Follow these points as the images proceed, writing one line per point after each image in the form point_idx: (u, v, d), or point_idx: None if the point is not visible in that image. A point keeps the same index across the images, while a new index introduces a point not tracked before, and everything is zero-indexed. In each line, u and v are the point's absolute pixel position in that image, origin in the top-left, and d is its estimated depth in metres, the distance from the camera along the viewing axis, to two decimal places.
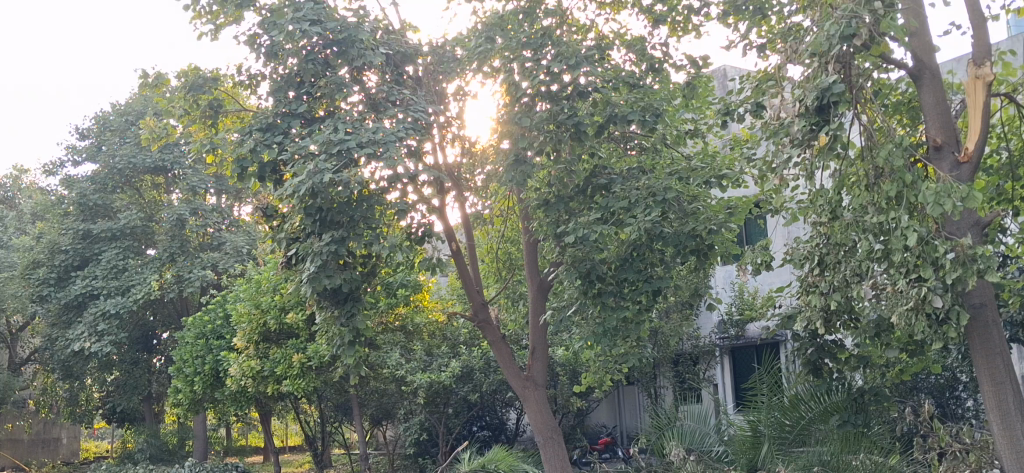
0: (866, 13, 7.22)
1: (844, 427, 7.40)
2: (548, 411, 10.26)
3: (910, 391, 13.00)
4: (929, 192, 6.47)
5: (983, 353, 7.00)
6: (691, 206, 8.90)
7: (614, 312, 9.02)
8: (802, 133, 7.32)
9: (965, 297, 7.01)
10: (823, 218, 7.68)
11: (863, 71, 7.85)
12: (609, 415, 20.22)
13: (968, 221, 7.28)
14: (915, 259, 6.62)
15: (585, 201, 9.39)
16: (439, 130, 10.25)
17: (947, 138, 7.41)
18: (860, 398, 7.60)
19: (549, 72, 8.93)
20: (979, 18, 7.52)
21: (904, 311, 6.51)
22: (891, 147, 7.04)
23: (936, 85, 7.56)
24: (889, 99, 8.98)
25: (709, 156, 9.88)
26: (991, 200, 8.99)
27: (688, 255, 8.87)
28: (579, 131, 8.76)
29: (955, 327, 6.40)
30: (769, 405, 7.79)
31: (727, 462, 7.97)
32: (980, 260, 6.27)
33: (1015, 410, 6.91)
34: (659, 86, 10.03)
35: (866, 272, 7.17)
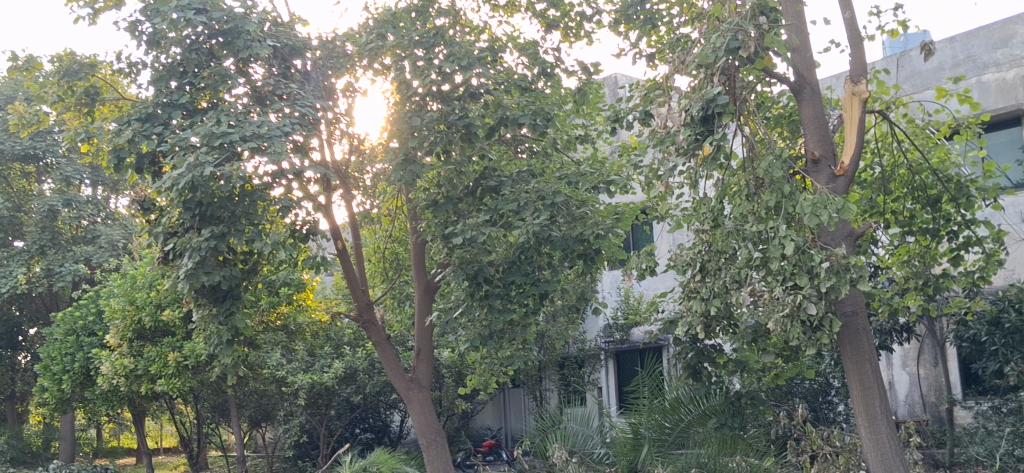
0: (751, 28, 7.44)
1: (721, 429, 7.55)
2: (432, 413, 10.21)
3: (785, 396, 13.41)
4: (806, 204, 6.69)
5: (853, 359, 7.27)
6: (579, 211, 8.97)
7: (500, 314, 9.02)
8: (686, 141, 7.49)
9: (838, 305, 7.27)
10: (705, 226, 7.88)
11: (748, 85, 8.08)
12: (494, 417, 20.26)
13: (842, 233, 7.58)
14: (791, 268, 6.85)
15: (474, 203, 9.32)
16: (328, 126, 10.07)
17: (824, 151, 7.68)
18: (737, 401, 7.77)
19: (441, 73, 8.96)
20: (857, 36, 7.82)
21: (780, 318, 6.64)
22: (770, 159, 7.35)
23: (815, 99, 7.82)
24: (771, 112, 9.27)
25: (598, 162, 10.00)
26: (864, 211, 9.39)
27: (575, 259, 8.95)
28: (471, 133, 8.84)
29: (828, 333, 6.63)
30: (649, 408, 7.93)
31: (608, 464, 8.04)
32: (853, 269, 6.55)
33: (881, 415, 7.20)
34: (550, 91, 10.11)
35: (744, 279, 7.35)
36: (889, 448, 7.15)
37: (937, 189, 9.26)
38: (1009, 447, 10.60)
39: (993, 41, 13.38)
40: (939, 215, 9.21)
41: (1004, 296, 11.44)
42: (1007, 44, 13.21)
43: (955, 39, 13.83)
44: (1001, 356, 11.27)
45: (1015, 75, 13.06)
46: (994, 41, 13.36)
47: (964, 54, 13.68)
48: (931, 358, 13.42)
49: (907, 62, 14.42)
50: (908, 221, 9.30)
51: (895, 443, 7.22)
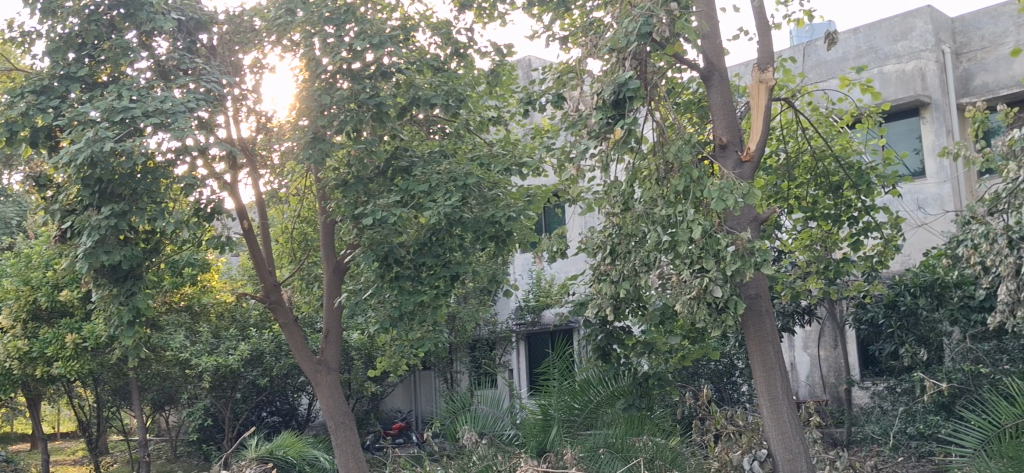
0: (662, 13, 7.54)
1: (628, 410, 7.82)
2: (341, 395, 10.12)
3: (691, 377, 13.67)
4: (714, 189, 6.81)
5: (757, 341, 7.44)
6: (491, 193, 8.97)
7: (410, 296, 8.92)
8: (598, 125, 7.54)
9: (742, 288, 7.43)
10: (615, 210, 7.96)
11: (659, 70, 8.18)
12: (404, 399, 20.21)
13: (747, 217, 7.74)
14: (698, 252, 6.95)
15: (385, 184, 9.22)
16: (234, 102, 9.83)
17: (732, 137, 7.80)
18: (645, 382, 8.10)
19: (351, 51, 8.87)
20: (764, 26, 7.96)
21: (686, 300, 6.72)
22: (680, 143, 7.44)
23: (723, 86, 7.93)
24: (681, 98, 9.38)
25: (510, 144, 10.00)
26: (768, 197, 9.72)
27: (487, 241, 8.95)
28: (382, 112, 8.79)
29: (733, 315, 6.78)
30: (559, 390, 7.84)
31: (517, 445, 7.96)
32: (757, 254, 6.76)
33: (782, 394, 7.41)
34: (463, 71, 10.07)
35: (653, 262, 7.44)
36: (789, 427, 7.35)
37: (839, 176, 9.51)
38: (902, 425, 11.05)
39: (893, 33, 13.81)
40: (841, 201, 9.47)
41: (900, 280, 11.71)
42: (906, 36, 13.64)
43: (858, 31, 14.23)
44: (897, 338, 11.73)
45: (914, 68, 13.53)
46: (894, 33, 13.79)
47: (867, 46, 14.09)
48: (831, 341, 13.83)
49: (812, 52, 14.80)
50: (811, 207, 9.59)
51: (795, 423, 7.43)
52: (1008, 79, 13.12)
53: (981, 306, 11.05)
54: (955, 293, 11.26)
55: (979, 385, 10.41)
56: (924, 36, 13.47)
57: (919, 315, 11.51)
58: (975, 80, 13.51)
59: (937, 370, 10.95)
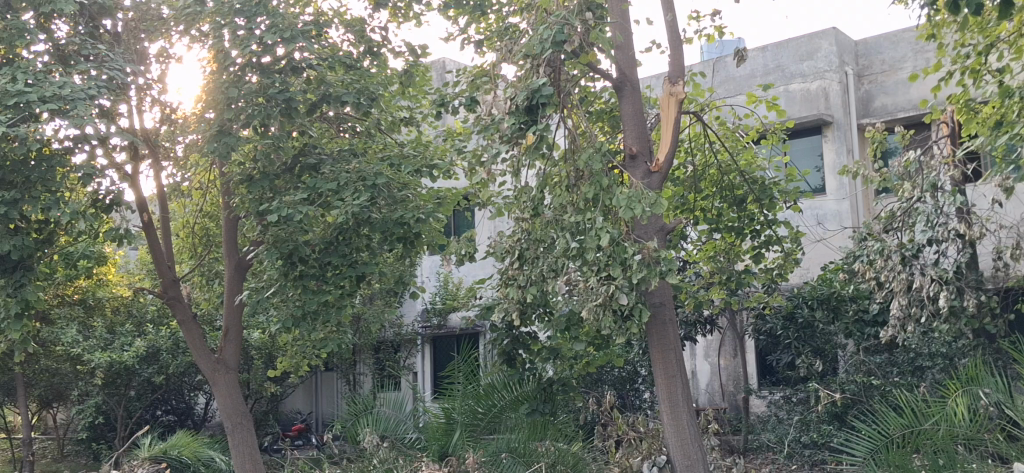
0: (577, 22, 7.64)
1: (532, 415, 7.72)
2: (239, 395, 9.90)
3: (594, 383, 13.75)
4: (623, 197, 6.93)
5: (659, 349, 7.54)
6: (401, 194, 8.88)
7: (314, 295, 8.85)
8: (511, 129, 7.58)
9: (648, 297, 7.52)
10: (524, 215, 7.98)
11: (571, 78, 8.25)
12: (304, 400, 19.92)
13: (654, 227, 7.83)
14: (606, 259, 7.02)
15: (291, 180, 9.11)
16: (138, 92, 9.54)
17: (641, 148, 7.93)
18: (549, 387, 7.99)
19: (261, 44, 8.72)
20: (676, 39, 8.10)
21: (592, 307, 6.85)
22: (591, 151, 7.50)
23: (635, 98, 8.05)
24: (593, 107, 9.40)
25: (421, 145, 9.96)
26: (675, 208, 9.87)
27: (395, 242, 8.88)
28: (291, 108, 8.63)
29: (637, 323, 6.87)
30: (463, 393, 7.92)
31: (419, 448, 7.97)
32: (663, 262, 6.80)
33: (683, 402, 7.53)
34: (376, 70, 9.98)
35: (561, 268, 7.50)
36: (689, 434, 7.48)
37: (743, 190, 9.72)
38: (796, 434, 11.30)
39: (800, 53, 14.22)
40: (744, 215, 9.69)
41: (798, 292, 12.02)
42: (812, 56, 14.08)
43: (767, 49, 14.61)
44: (794, 349, 11.95)
45: (818, 87, 13.95)
46: (801, 52, 14.20)
47: (774, 64, 14.49)
48: (731, 349, 14.13)
49: (722, 68, 15.13)
50: (716, 219, 9.80)
51: (694, 429, 7.56)
52: (906, 103, 13.58)
53: (874, 320, 11.52)
54: (850, 306, 11.68)
55: (871, 396, 10.81)
56: (828, 57, 13.91)
57: (816, 327, 11.81)
58: (875, 102, 13.96)
59: (832, 381, 11.27)
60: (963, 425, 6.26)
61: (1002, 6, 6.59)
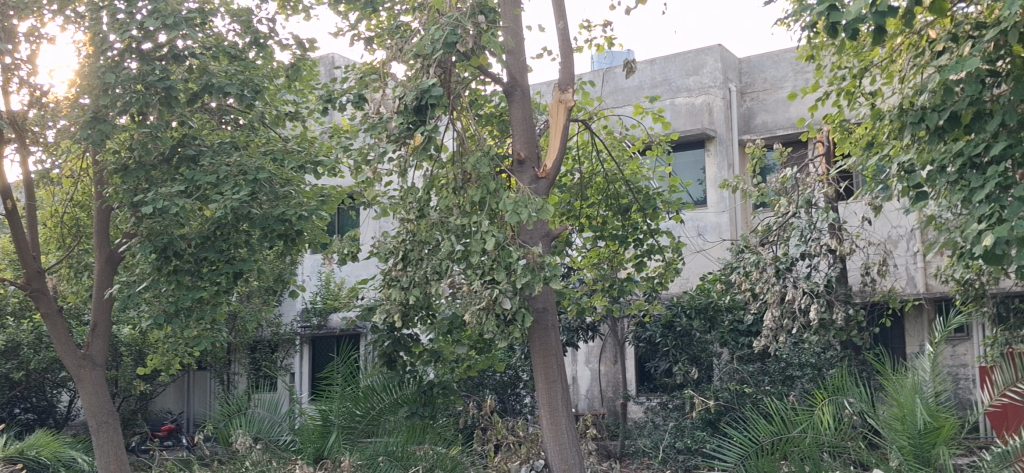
0: (469, 25, 7.63)
1: (412, 418, 7.75)
2: (106, 393, 9.48)
3: (475, 387, 13.71)
4: (509, 202, 6.92)
5: (541, 354, 7.57)
6: (282, 189, 8.69)
7: (189, 291, 8.64)
8: (398, 129, 7.52)
9: (531, 301, 7.55)
10: (410, 215, 7.83)
11: (462, 80, 8.23)
12: (175, 401, 19.28)
13: (539, 232, 7.90)
14: (490, 263, 7.04)
15: (169, 172, 8.85)
16: (5, 72, 9.06)
17: (530, 153, 7.96)
18: (429, 390, 8.03)
19: (142, 29, 8.42)
20: (566, 47, 8.17)
21: (476, 310, 6.78)
22: (478, 155, 7.50)
23: (524, 102, 8.07)
24: (483, 110, 9.34)
25: (306, 141, 9.75)
26: (562, 215, 9.80)
27: (275, 239, 8.66)
28: (170, 96, 8.39)
29: (520, 327, 6.87)
30: (341, 396, 7.74)
31: (293, 451, 7.78)
32: (547, 268, 6.89)
33: (562, 407, 7.57)
34: (261, 62, 9.71)
35: (445, 271, 7.45)
36: (567, 439, 7.53)
37: (628, 199, 9.88)
38: (671, 439, 11.49)
39: (686, 68, 14.57)
40: (628, 223, 9.87)
41: (677, 301, 12.28)
42: (698, 72, 14.43)
43: (655, 62, 14.90)
44: (671, 356, 12.17)
45: (703, 102, 14.31)
46: (687, 67, 14.55)
47: (662, 77, 14.80)
48: (611, 356, 14.37)
49: (611, 78, 15.37)
50: (600, 227, 9.89)
51: (572, 434, 7.62)
52: (785, 121, 14.06)
53: (748, 330, 11.88)
54: (726, 316, 12.01)
55: (743, 404, 11.12)
56: (714, 73, 14.30)
57: (693, 335, 12.06)
58: (756, 119, 14.42)
59: (706, 388, 11.50)
60: (829, 433, 6.43)
61: (876, 33, 6.91)
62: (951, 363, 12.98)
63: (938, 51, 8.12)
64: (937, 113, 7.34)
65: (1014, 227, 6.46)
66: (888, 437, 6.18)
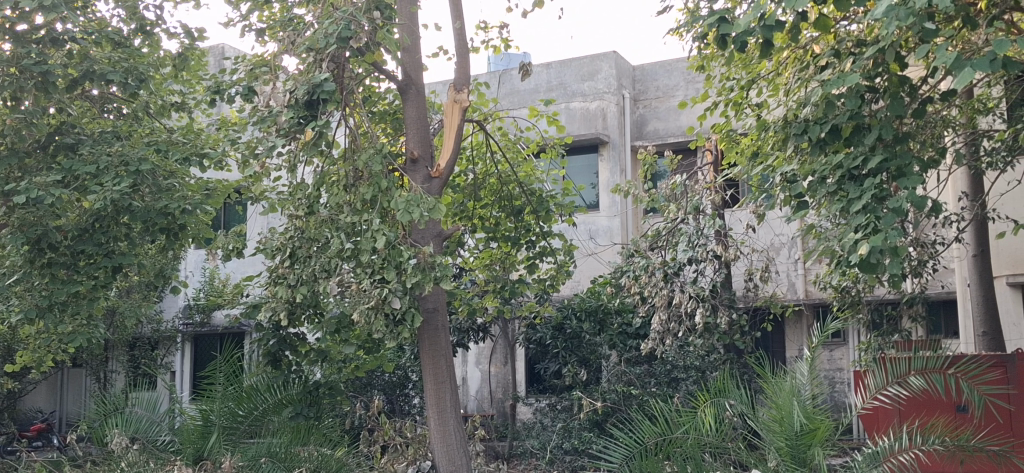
0: (364, 20, 7.54)
1: (296, 419, 7.60)
2: None
3: (363, 387, 13.50)
4: (400, 200, 6.86)
5: (430, 355, 7.51)
6: (166, 182, 8.40)
7: (64, 285, 8.26)
8: (289, 123, 7.36)
9: (421, 301, 7.48)
10: (298, 212, 7.61)
11: (356, 77, 8.12)
12: (47, 399, 18.51)
13: (431, 232, 7.86)
14: (380, 261, 6.95)
15: (44, 160, 8.44)
16: None
17: (423, 152, 7.91)
18: (314, 391, 7.82)
19: (17, 10, 8.03)
20: (462, 47, 8.15)
21: (364, 309, 6.72)
22: (370, 152, 7.45)
23: (419, 101, 8.01)
24: (377, 107, 9.23)
25: (192, 133, 9.48)
26: (454, 215, 9.84)
27: (157, 233, 8.45)
28: (47, 82, 8.01)
29: (409, 327, 6.80)
30: (223, 395, 7.56)
31: (172, 452, 7.59)
32: (437, 268, 6.82)
33: (450, 408, 7.53)
34: (147, 50, 9.36)
35: (334, 270, 7.25)
36: (454, 440, 7.51)
37: (521, 200, 9.92)
38: (558, 440, 11.53)
39: (581, 73, 14.72)
40: (521, 225, 9.89)
41: (568, 303, 12.40)
42: (592, 78, 14.61)
43: (551, 66, 15.03)
44: (561, 358, 12.19)
45: (597, 107, 14.44)
46: (582, 72, 14.70)
47: (557, 81, 14.92)
48: (501, 357, 14.44)
49: (507, 80, 15.41)
50: (493, 228, 9.88)
51: (459, 434, 7.60)
52: (676, 129, 14.43)
53: (636, 333, 12.09)
54: (615, 319, 12.19)
55: (629, 405, 11.26)
56: (608, 80, 14.51)
57: (582, 337, 12.16)
58: (648, 126, 14.70)
59: (595, 390, 11.60)
60: (711, 434, 6.58)
61: (764, 46, 7.10)
62: (828, 367, 13.52)
63: (821, 66, 8.39)
64: (819, 126, 7.62)
65: (888, 237, 6.72)
66: (767, 438, 6.36)
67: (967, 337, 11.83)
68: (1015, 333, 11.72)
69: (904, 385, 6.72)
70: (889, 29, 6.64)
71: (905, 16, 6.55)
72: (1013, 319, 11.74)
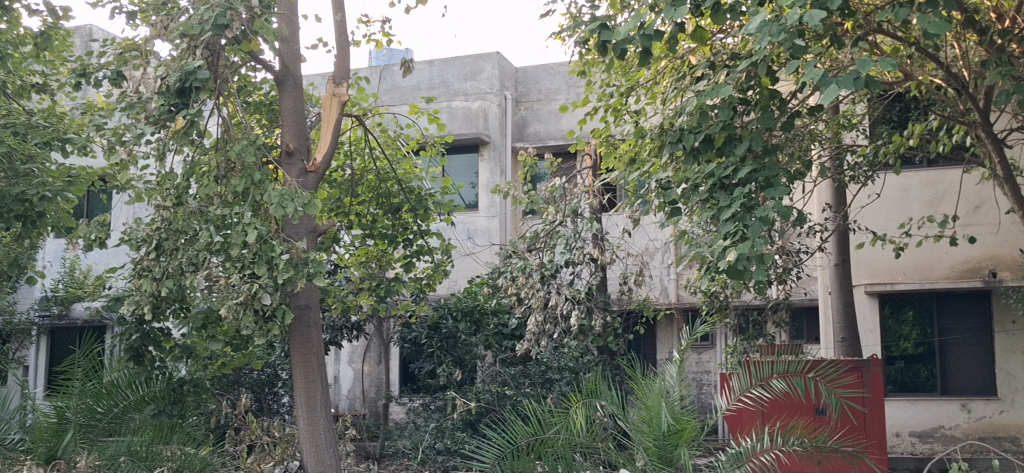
0: (242, 8, 7.35)
1: (158, 417, 7.27)
2: None
3: (230, 385, 13.09)
4: (274, 193, 6.72)
5: (301, 353, 7.34)
6: (24, 167, 8.02)
7: None
8: (158, 110, 7.10)
9: (293, 298, 7.31)
10: (166, 203, 7.29)
11: (232, 66, 7.89)
12: None
13: (306, 227, 7.68)
14: (251, 256, 6.74)
15: None
16: None
17: (299, 145, 7.73)
18: (179, 387, 7.56)
19: None
20: (343, 40, 8.02)
21: (232, 305, 6.49)
22: (244, 143, 7.23)
23: (296, 93, 7.83)
24: (252, 97, 9.01)
25: (54, 116, 9.03)
26: (329, 211, 9.63)
27: (13, 219, 8.03)
28: None
29: (279, 324, 6.68)
30: (80, 391, 7.21)
31: (22, 451, 7.22)
32: (311, 264, 6.76)
33: (320, 407, 7.40)
34: (5, 27, 8.88)
35: (201, 263, 7.00)
36: (324, 440, 7.37)
37: (399, 198, 9.83)
38: (430, 440, 11.45)
39: (464, 72, 14.71)
40: (398, 223, 9.82)
41: (445, 303, 12.34)
42: (474, 77, 14.62)
43: (434, 64, 14.97)
44: (435, 358, 12.13)
45: (478, 107, 14.50)
46: (465, 71, 14.70)
47: (439, 79, 14.87)
48: (374, 357, 14.38)
49: (388, 76, 15.26)
50: (369, 225, 9.80)
51: (329, 435, 7.47)
52: (557, 132, 14.59)
53: (512, 334, 12.19)
54: (491, 320, 12.26)
55: (502, 406, 11.29)
56: (490, 80, 14.55)
57: (457, 337, 12.13)
58: (529, 128, 14.82)
59: (468, 390, 11.57)
60: (581, 435, 6.65)
61: (642, 54, 7.24)
62: (697, 369, 13.92)
63: (697, 77, 8.61)
64: (693, 135, 7.82)
65: (755, 245, 6.92)
66: (635, 438, 6.49)
67: (828, 343, 12.34)
68: (871, 339, 12.30)
69: (767, 388, 6.92)
70: (762, 44, 6.86)
71: (777, 32, 6.77)
72: (870, 326, 12.30)
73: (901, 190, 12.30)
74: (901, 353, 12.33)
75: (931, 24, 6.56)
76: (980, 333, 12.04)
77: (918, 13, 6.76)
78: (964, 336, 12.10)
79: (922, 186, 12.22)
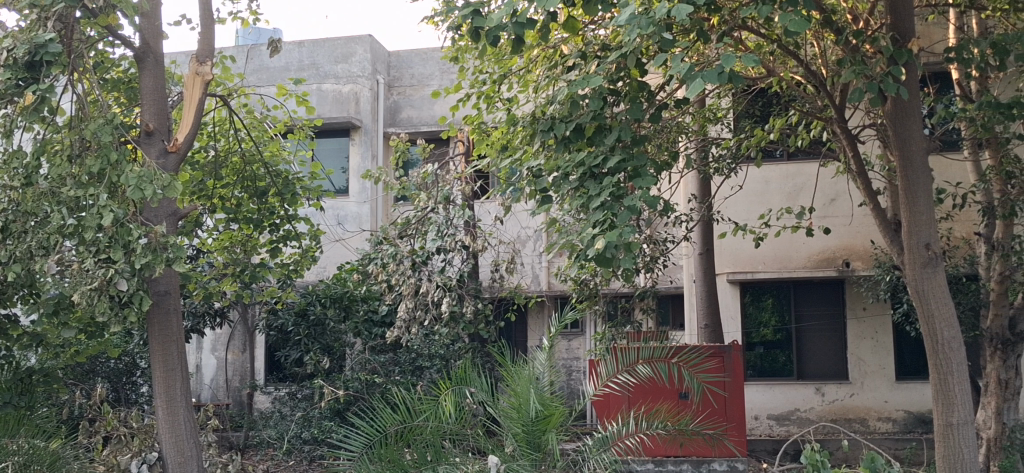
0: None
1: (4, 408, 7.12)
2: None
3: (85, 374, 12.51)
4: (131, 175, 6.38)
5: (160, 341, 7.03)
6: None
7: None
8: (4, 85, 6.61)
9: (151, 284, 6.99)
10: (13, 183, 6.85)
11: (87, 40, 7.51)
12: None
13: (165, 210, 7.39)
14: (105, 240, 6.42)
15: None
16: None
17: (159, 125, 7.40)
18: (26, 378, 7.45)
19: None
20: (207, 17, 7.74)
21: (85, 291, 6.16)
22: (100, 121, 6.85)
23: (156, 71, 7.49)
24: (110, 74, 8.62)
25: None
26: (192, 193, 9.35)
27: None
28: None
29: (136, 310, 6.37)
30: None
31: None
32: (170, 249, 6.46)
33: (181, 396, 7.12)
34: None
35: (53, 247, 6.62)
36: (184, 430, 7.11)
37: (266, 182, 9.54)
38: (297, 430, 11.21)
39: (336, 55, 14.41)
40: (264, 207, 9.51)
41: (312, 290, 12.16)
42: (346, 60, 14.36)
43: (304, 45, 14.63)
44: (303, 345, 11.91)
45: (350, 91, 14.26)
46: (336, 54, 14.40)
47: (309, 61, 14.53)
48: (239, 345, 14.13)
49: (256, 56, 14.82)
50: (234, 208, 9.49)
51: (189, 425, 7.21)
52: (429, 118, 14.55)
53: (381, 321, 12.06)
54: (360, 306, 12.11)
55: (371, 394, 11.15)
56: (362, 63, 14.33)
57: (326, 324, 11.95)
58: (402, 113, 14.69)
59: (336, 378, 11.38)
60: (450, 422, 6.61)
61: (515, 42, 7.22)
62: (566, 356, 14.12)
63: (568, 66, 8.67)
64: (564, 124, 7.89)
65: (623, 234, 6.99)
66: (504, 425, 6.50)
67: (691, 329, 12.71)
68: (732, 325, 12.75)
69: (633, 373, 7.05)
70: (632, 36, 6.95)
71: (646, 25, 6.88)
72: (732, 311, 12.78)
73: (761, 182, 12.76)
74: (761, 339, 12.78)
75: (791, 22, 6.78)
76: (834, 319, 12.62)
77: (779, 11, 6.98)
78: (820, 322, 12.66)
79: (782, 179, 12.70)
